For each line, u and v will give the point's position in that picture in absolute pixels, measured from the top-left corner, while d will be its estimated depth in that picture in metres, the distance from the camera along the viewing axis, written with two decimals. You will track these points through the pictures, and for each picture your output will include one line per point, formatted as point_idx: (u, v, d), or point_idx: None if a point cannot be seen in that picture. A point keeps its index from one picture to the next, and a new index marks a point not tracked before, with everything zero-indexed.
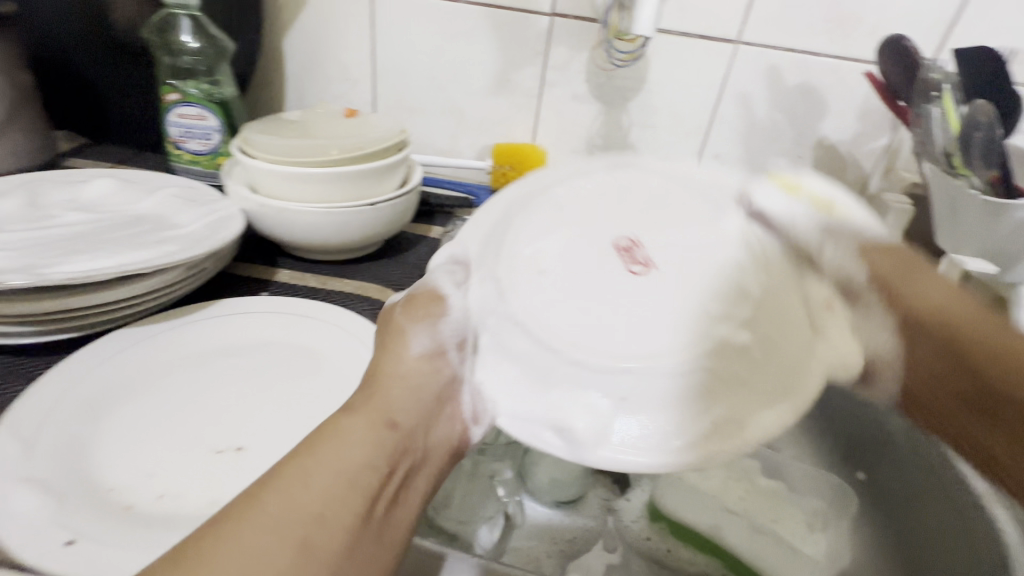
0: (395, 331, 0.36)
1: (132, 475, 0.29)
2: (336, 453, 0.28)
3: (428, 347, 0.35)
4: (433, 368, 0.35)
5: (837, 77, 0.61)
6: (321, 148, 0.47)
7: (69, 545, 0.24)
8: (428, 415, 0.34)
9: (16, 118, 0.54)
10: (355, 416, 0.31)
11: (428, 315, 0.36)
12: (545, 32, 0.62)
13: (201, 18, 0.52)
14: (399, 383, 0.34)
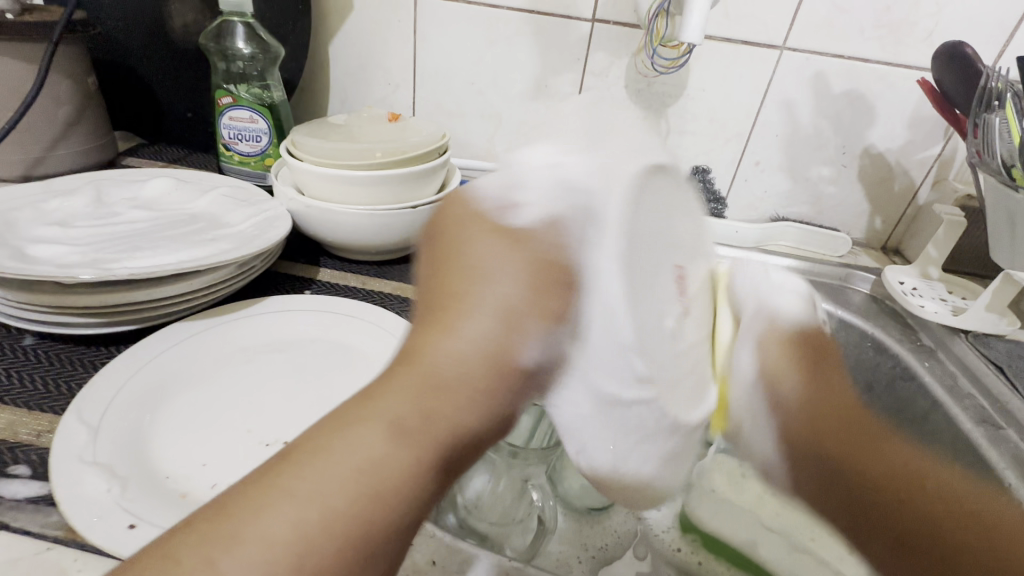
0: (485, 299, 0.25)
1: (187, 464, 0.30)
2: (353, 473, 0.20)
3: (536, 360, 0.25)
4: (522, 373, 0.25)
5: (887, 84, 0.59)
6: (364, 153, 0.49)
7: (132, 528, 0.25)
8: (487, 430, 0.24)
9: (81, 118, 0.57)
10: (407, 441, 0.21)
11: (550, 310, 0.25)
12: (585, 37, 0.62)
13: (254, 24, 0.54)
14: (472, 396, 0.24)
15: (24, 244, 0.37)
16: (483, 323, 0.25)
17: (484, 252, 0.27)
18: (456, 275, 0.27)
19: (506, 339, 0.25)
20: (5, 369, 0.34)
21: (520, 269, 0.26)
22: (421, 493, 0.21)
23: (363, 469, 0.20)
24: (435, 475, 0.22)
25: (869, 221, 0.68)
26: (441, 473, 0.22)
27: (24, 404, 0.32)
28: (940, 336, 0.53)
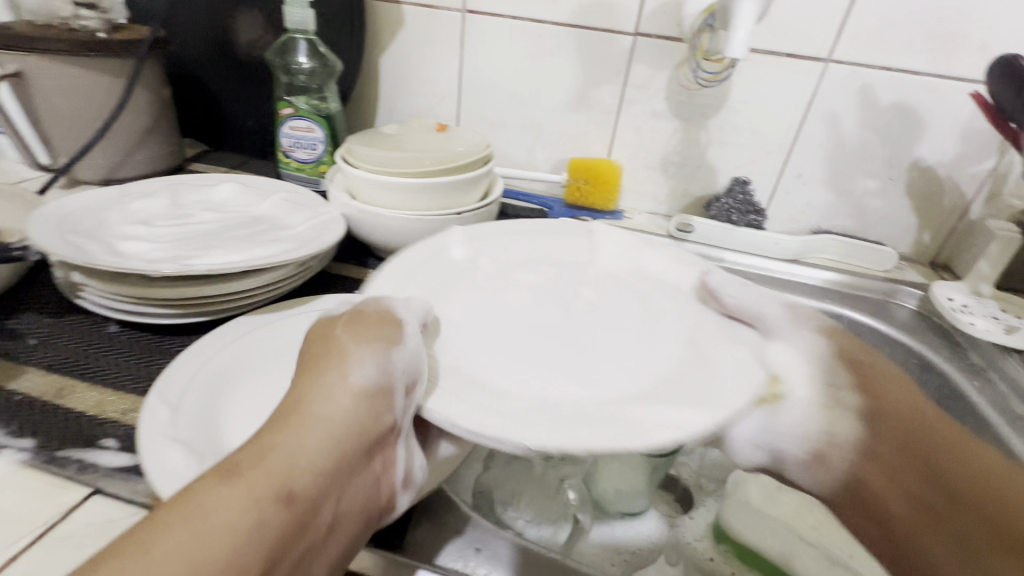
0: (333, 355, 0.29)
1: None
2: (236, 520, 0.22)
3: (376, 384, 0.28)
4: (371, 408, 0.28)
5: (937, 97, 0.58)
6: (414, 162, 0.51)
7: None
8: (337, 472, 0.26)
9: (157, 127, 0.62)
10: (239, 480, 0.23)
11: (382, 339, 0.29)
12: (627, 51, 0.64)
13: (315, 40, 0.58)
14: (317, 434, 0.26)
15: (113, 241, 0.41)
16: (325, 384, 0.28)
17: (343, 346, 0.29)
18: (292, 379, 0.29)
19: (342, 380, 0.28)
20: (94, 352, 0.38)
21: (355, 329, 0.30)
22: (263, 521, 0.22)
23: (246, 522, 0.22)
24: (276, 500, 0.23)
25: (916, 235, 0.66)
26: (281, 499, 0.23)
27: (110, 384, 0.35)
28: (990, 355, 0.52)
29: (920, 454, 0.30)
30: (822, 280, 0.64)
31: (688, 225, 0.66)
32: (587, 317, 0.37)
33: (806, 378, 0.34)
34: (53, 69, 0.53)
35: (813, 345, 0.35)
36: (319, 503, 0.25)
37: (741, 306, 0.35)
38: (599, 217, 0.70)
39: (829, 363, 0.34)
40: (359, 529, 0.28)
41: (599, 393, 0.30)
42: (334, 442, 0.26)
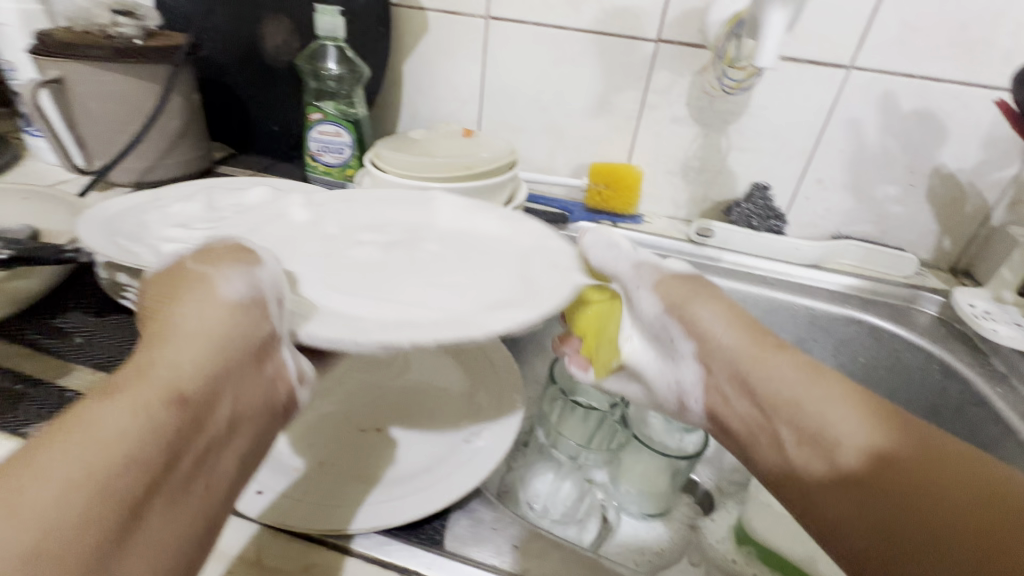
0: (186, 278, 0.26)
1: (299, 445, 0.36)
2: (109, 443, 0.20)
3: (245, 295, 0.26)
4: (249, 315, 0.26)
5: (960, 103, 0.59)
6: (442, 167, 0.53)
7: (260, 493, 0.31)
8: (231, 375, 0.25)
9: (188, 131, 0.63)
10: (119, 397, 0.21)
11: (239, 261, 0.27)
12: (649, 57, 0.64)
13: (344, 47, 0.59)
14: (191, 341, 0.24)
15: (155, 242, 0.42)
16: (184, 300, 0.25)
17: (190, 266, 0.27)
18: (147, 314, 0.26)
19: (205, 293, 0.26)
20: None
21: (200, 253, 0.28)
22: (157, 425, 0.21)
23: (122, 443, 0.20)
24: (165, 406, 0.22)
25: (937, 242, 0.66)
26: (173, 405, 0.22)
27: None
28: (1014, 361, 0.53)
29: (822, 439, 0.28)
30: (842, 286, 0.64)
31: (707, 230, 0.67)
32: (436, 254, 0.38)
33: (701, 337, 0.33)
34: (91, 74, 0.55)
35: (698, 314, 0.34)
36: (211, 402, 0.24)
37: (603, 264, 0.38)
38: (619, 221, 0.71)
39: (711, 334, 0.33)
40: (258, 433, 0.27)
41: (443, 309, 0.32)
42: (215, 353, 0.24)
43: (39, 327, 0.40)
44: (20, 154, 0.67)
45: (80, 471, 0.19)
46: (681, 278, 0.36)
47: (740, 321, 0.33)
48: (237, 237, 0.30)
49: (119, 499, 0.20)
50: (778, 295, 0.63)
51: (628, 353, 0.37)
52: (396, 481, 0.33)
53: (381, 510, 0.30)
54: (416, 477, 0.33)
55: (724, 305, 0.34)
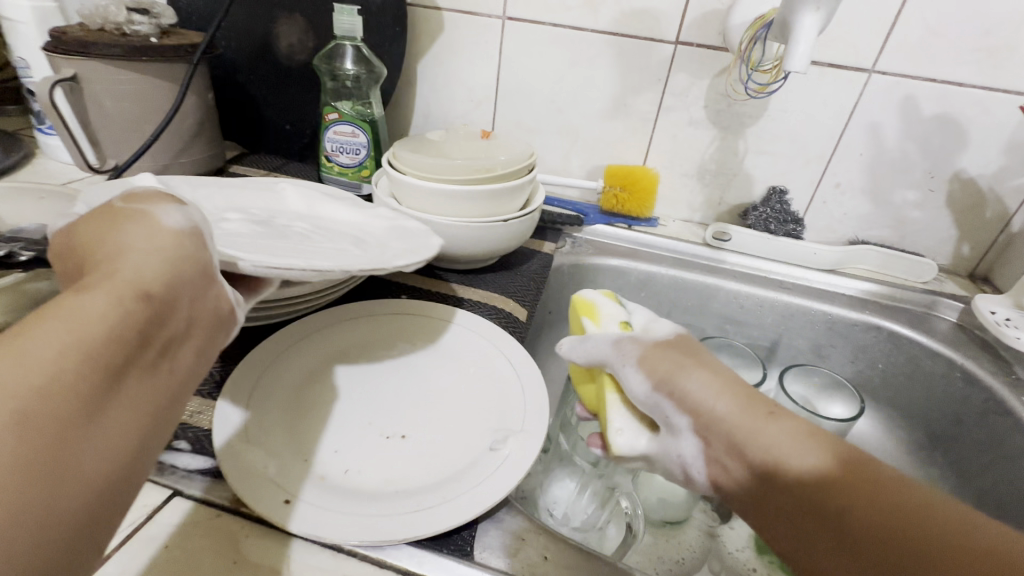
0: (121, 211, 0.25)
1: (322, 450, 0.33)
2: (64, 335, 0.19)
3: (183, 220, 0.26)
4: (191, 238, 0.25)
5: (982, 109, 0.58)
6: (461, 169, 0.52)
7: (287, 503, 0.29)
8: (186, 284, 0.24)
9: (202, 130, 0.63)
10: (77, 297, 0.20)
11: (168, 199, 0.27)
12: (667, 59, 0.64)
13: (362, 47, 0.59)
14: (138, 251, 0.23)
15: None
16: (123, 224, 0.25)
17: (123, 203, 0.26)
18: (78, 249, 0.24)
19: (144, 216, 0.25)
20: None
21: (128, 196, 0.27)
22: (116, 319, 0.20)
23: (77, 335, 0.19)
24: (125, 304, 0.21)
25: (956, 247, 0.66)
26: (134, 303, 0.21)
27: None
28: None
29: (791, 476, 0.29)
30: (860, 291, 0.64)
31: (724, 234, 0.66)
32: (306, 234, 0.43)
33: (684, 400, 0.33)
34: (107, 74, 0.54)
35: (687, 380, 0.34)
36: (170, 308, 0.23)
37: (588, 354, 0.38)
38: (634, 224, 0.71)
39: (697, 401, 0.33)
40: (210, 347, 0.25)
41: (344, 261, 0.37)
42: (165, 259, 0.23)
43: None
44: (32, 152, 0.67)
45: (33, 362, 0.18)
46: (661, 348, 0.36)
47: (721, 382, 0.34)
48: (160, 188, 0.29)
49: (80, 385, 0.19)
50: (795, 300, 0.63)
51: (621, 445, 0.35)
52: (434, 491, 0.31)
53: (425, 520, 0.29)
54: (454, 485, 0.31)
55: (705, 370, 0.35)
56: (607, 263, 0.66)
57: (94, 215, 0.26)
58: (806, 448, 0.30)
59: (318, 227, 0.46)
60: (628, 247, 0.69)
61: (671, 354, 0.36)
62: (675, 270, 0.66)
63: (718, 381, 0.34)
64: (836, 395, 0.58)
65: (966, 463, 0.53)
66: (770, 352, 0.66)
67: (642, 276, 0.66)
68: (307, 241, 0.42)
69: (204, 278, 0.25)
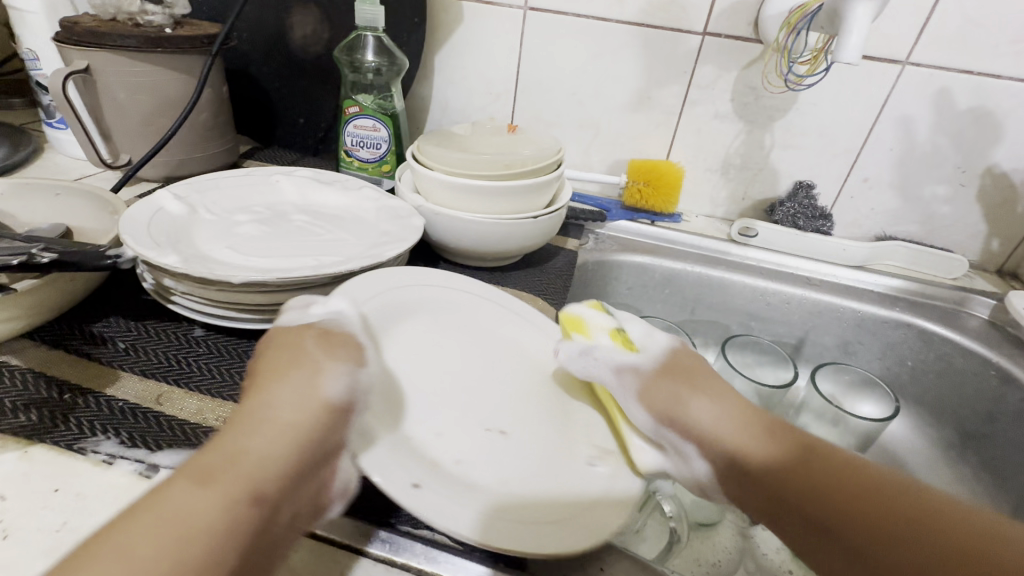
0: (300, 365, 0.30)
1: (430, 434, 0.32)
2: (182, 526, 0.22)
3: (340, 395, 0.29)
4: (335, 416, 0.29)
5: (1019, 101, 0.57)
6: (488, 164, 0.51)
7: (416, 488, 0.27)
8: (301, 478, 0.26)
9: (217, 125, 0.61)
10: (215, 484, 0.24)
11: (347, 358, 0.31)
12: (694, 51, 0.62)
13: (383, 38, 0.57)
14: (279, 430, 0.27)
15: (201, 243, 0.40)
16: (291, 381, 0.29)
17: (305, 351, 0.31)
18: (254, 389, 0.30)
19: (312, 385, 0.29)
20: (188, 359, 0.38)
21: (321, 341, 0.32)
22: (231, 520, 0.23)
23: (193, 530, 0.22)
24: (244, 501, 0.24)
25: (985, 243, 0.65)
26: (252, 501, 0.24)
27: (207, 392, 0.35)
28: None
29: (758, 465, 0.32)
30: (890, 288, 0.63)
31: (750, 230, 0.65)
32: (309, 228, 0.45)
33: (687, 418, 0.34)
34: (123, 66, 0.52)
35: (689, 404, 0.35)
36: (281, 502, 0.25)
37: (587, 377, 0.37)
38: (657, 219, 0.69)
39: (703, 427, 0.34)
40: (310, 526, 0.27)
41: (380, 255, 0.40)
42: (288, 445, 0.26)
43: (80, 333, 0.38)
44: (40, 146, 0.65)
45: (156, 548, 0.21)
46: (659, 379, 0.36)
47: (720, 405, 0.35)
48: (347, 320, 0.34)
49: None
50: (823, 297, 0.62)
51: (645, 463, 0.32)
52: (551, 498, 0.29)
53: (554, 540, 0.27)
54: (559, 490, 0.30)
55: (704, 396, 0.35)
56: (631, 260, 0.65)
57: (290, 346, 0.31)
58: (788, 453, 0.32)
59: (320, 221, 0.47)
60: (651, 242, 0.67)
61: (667, 378, 0.36)
62: (700, 266, 0.65)
63: (715, 396, 0.35)
64: (865, 394, 0.57)
65: (997, 462, 0.53)
66: (796, 349, 0.65)
67: (665, 272, 0.65)
68: (311, 238, 0.44)
69: (326, 461, 0.28)
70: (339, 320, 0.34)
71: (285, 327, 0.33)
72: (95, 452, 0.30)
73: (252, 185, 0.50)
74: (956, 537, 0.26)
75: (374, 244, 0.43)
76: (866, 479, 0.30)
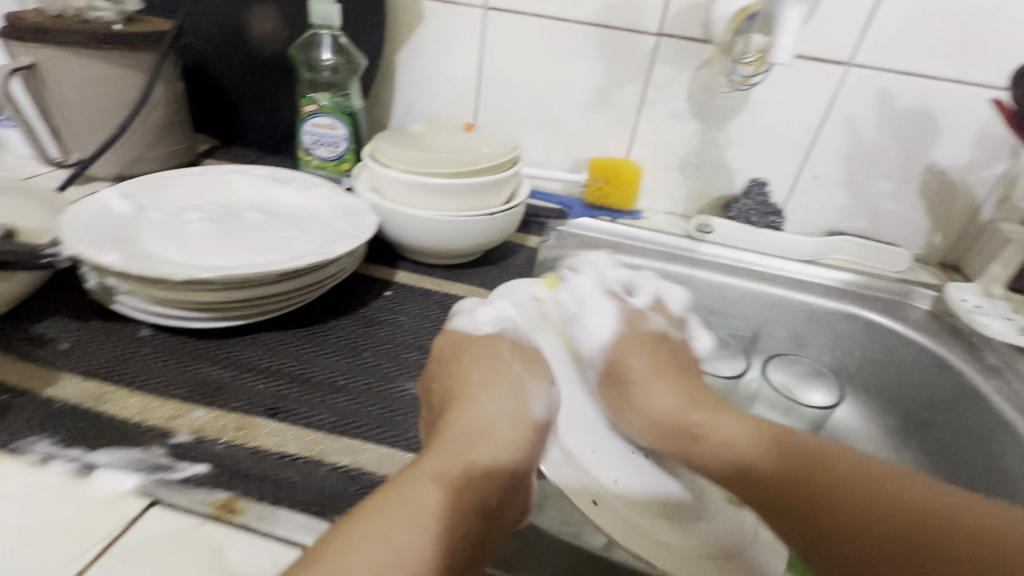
0: (501, 386, 0.37)
1: (582, 447, 0.40)
2: (428, 520, 0.28)
3: (540, 418, 0.36)
4: (534, 438, 0.35)
5: (954, 102, 0.60)
6: (444, 162, 0.51)
7: (595, 503, 0.35)
8: (513, 490, 0.32)
9: (172, 123, 0.60)
10: (449, 487, 0.29)
11: (541, 381, 0.39)
12: (650, 52, 0.64)
13: (339, 36, 0.57)
14: (496, 447, 0.33)
15: (146, 242, 0.40)
16: (493, 399, 0.36)
17: (499, 373, 0.38)
18: (447, 397, 0.36)
19: (516, 408, 0.36)
20: (134, 359, 0.37)
21: (519, 365, 0.39)
22: (466, 519, 0.29)
23: (439, 524, 0.28)
24: (475, 506, 0.29)
25: (928, 237, 0.68)
26: (480, 504, 0.30)
27: (151, 391, 0.35)
28: (1006, 355, 0.54)
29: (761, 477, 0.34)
30: (839, 281, 0.65)
31: (706, 227, 0.67)
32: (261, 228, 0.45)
33: (652, 401, 0.41)
34: (69, 63, 0.51)
35: (649, 390, 0.41)
36: (498, 508, 0.31)
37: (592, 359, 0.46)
38: (618, 217, 0.71)
39: (660, 410, 0.40)
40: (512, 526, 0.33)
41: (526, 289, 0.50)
42: (503, 458, 0.33)
43: (21, 335, 0.37)
44: None
45: (413, 533, 0.27)
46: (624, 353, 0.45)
47: (670, 384, 0.41)
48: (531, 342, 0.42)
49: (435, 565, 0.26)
50: (776, 290, 0.64)
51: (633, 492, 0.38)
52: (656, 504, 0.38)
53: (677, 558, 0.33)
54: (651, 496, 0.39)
55: (661, 383, 0.42)
56: (591, 256, 0.65)
57: (486, 364, 0.39)
58: (760, 443, 0.35)
59: (273, 219, 0.47)
60: (612, 239, 0.68)
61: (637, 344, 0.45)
62: (659, 261, 0.66)
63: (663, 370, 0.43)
64: (816, 383, 0.59)
65: (936, 446, 0.55)
66: (752, 342, 0.67)
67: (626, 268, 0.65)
68: (262, 236, 0.44)
69: (525, 476, 0.33)
70: (528, 344, 0.42)
71: (460, 334, 0.42)
72: (30, 453, 0.30)
73: (204, 183, 0.50)
74: (951, 534, 0.29)
75: (326, 242, 0.43)
76: (867, 486, 0.31)
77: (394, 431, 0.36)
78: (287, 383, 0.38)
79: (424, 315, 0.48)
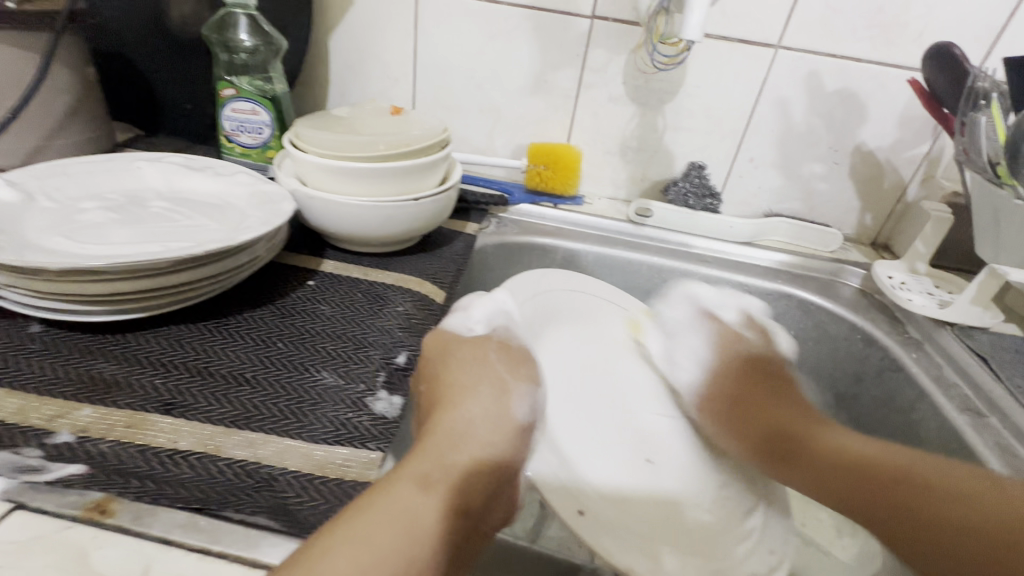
0: (488, 381, 0.36)
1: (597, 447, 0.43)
2: (406, 529, 0.26)
3: (526, 417, 0.35)
4: (518, 437, 0.34)
5: (878, 83, 0.61)
6: (367, 146, 0.49)
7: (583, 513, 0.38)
8: (490, 494, 0.31)
9: (80, 109, 0.57)
10: (431, 490, 0.28)
11: (527, 377, 0.38)
12: (584, 35, 0.63)
13: (256, 16, 0.54)
14: (480, 448, 0.32)
15: (31, 233, 0.37)
16: (481, 396, 0.35)
17: (487, 371, 0.36)
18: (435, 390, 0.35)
19: (503, 405, 0.35)
20: (18, 356, 0.35)
21: (505, 362, 0.38)
22: (446, 528, 0.27)
23: (418, 532, 0.26)
24: (455, 511, 0.28)
25: (859, 217, 0.69)
26: (459, 511, 0.29)
27: (33, 390, 0.33)
28: (926, 328, 0.56)
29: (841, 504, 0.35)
30: (775, 261, 0.66)
31: (645, 210, 0.67)
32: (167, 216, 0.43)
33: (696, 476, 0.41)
34: None
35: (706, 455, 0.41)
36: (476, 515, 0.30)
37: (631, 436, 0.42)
38: (560, 202, 0.70)
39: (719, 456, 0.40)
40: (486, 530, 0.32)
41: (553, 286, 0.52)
42: (485, 462, 0.31)
43: None
44: None
45: (389, 544, 0.25)
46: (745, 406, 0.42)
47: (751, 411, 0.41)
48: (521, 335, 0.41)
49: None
50: (713, 271, 0.64)
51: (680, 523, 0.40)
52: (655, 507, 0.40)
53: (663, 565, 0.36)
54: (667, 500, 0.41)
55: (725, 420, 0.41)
56: (532, 242, 0.65)
57: (476, 357, 0.37)
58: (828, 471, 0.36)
59: (181, 207, 0.45)
60: (554, 225, 0.68)
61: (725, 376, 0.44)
62: (599, 246, 0.66)
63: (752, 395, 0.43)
64: None
65: (863, 418, 0.57)
66: None
67: (566, 254, 0.66)
68: (167, 225, 0.42)
69: (506, 481, 0.33)
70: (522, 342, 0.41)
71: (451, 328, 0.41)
72: None
73: (108, 171, 0.47)
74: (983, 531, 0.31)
75: (234, 229, 0.41)
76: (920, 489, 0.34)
77: (300, 423, 0.34)
78: (189, 378, 0.36)
79: (346, 304, 0.47)
